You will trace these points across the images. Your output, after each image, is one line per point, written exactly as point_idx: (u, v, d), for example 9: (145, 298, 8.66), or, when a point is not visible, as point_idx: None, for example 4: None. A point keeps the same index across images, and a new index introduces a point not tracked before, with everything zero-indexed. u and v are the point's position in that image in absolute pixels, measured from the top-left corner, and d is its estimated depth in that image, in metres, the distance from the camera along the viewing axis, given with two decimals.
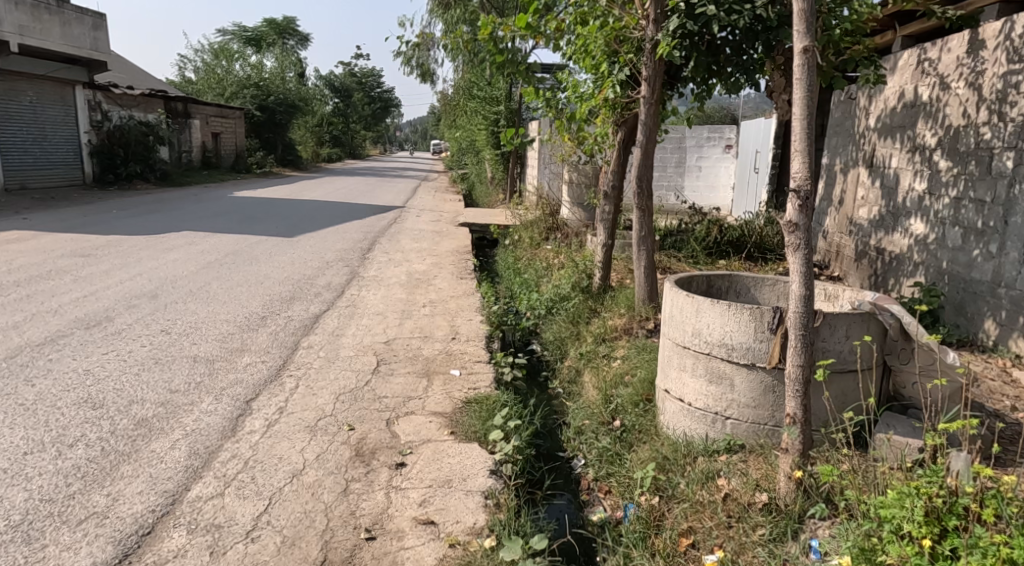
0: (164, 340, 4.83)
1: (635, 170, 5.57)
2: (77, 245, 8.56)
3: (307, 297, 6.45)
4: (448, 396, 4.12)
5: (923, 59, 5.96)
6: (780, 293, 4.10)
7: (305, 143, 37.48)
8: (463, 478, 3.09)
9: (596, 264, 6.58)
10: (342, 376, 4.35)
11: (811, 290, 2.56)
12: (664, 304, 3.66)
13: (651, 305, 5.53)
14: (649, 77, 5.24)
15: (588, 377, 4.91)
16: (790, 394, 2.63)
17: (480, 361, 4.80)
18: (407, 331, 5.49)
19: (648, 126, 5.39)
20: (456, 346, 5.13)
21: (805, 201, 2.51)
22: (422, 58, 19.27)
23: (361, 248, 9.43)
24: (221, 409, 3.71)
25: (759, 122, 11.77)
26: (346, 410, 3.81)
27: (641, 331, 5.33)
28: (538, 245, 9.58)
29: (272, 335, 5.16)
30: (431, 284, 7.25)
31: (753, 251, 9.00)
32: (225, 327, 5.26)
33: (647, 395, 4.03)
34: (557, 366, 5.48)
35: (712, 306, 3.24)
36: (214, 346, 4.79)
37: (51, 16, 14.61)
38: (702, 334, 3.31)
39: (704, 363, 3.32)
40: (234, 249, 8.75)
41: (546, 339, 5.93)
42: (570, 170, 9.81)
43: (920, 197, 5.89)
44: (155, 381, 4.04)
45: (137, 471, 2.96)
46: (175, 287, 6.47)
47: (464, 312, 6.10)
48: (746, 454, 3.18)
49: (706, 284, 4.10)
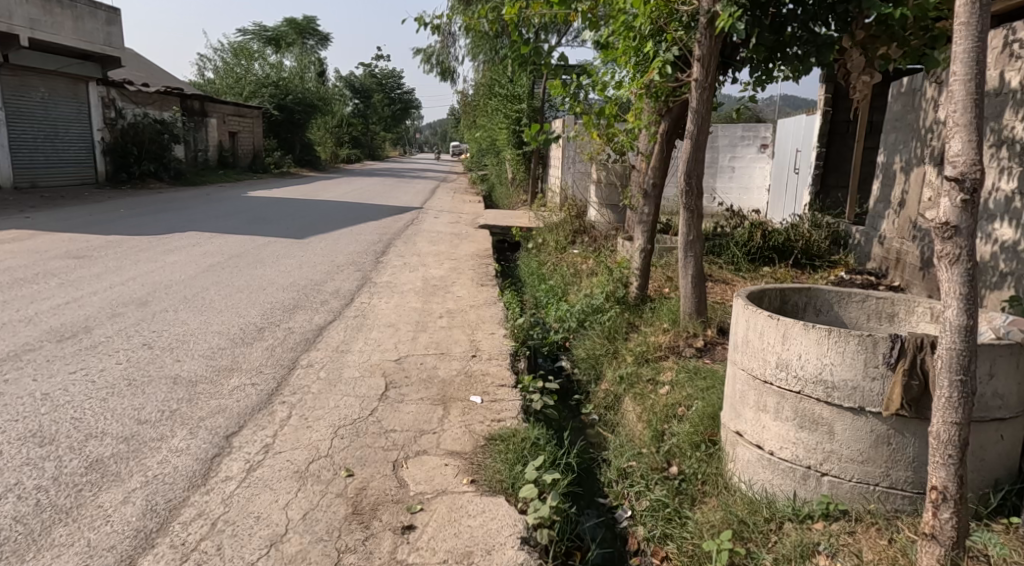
0: (145, 356, 4.22)
1: (684, 165, 4.86)
2: (74, 245, 8.03)
3: (312, 305, 5.82)
4: (468, 430, 3.46)
5: (1013, 40, 5.13)
6: (870, 312, 3.35)
7: (323, 143, 37.17)
8: (487, 551, 2.42)
9: (633, 271, 5.91)
10: (344, 404, 3.70)
11: (976, 320, 1.94)
12: (734, 328, 3.00)
13: (700, 319, 4.93)
14: (703, 58, 4.56)
15: (632, 405, 4.21)
16: (940, 462, 2.01)
17: (505, 386, 4.12)
18: (421, 347, 4.83)
19: (699, 114, 4.71)
20: (477, 366, 4.46)
21: (971, 196, 1.91)
22: (442, 55, 18.73)
23: (375, 251, 8.82)
24: (194, 447, 3.06)
25: (800, 120, 10.99)
26: (343, 450, 3.15)
27: (689, 350, 4.67)
28: (564, 248, 8.91)
29: (268, 350, 4.53)
30: (449, 291, 6.60)
31: (801, 258, 8.25)
32: (216, 341, 4.64)
33: (710, 433, 3.33)
34: (593, 389, 4.78)
35: (806, 332, 2.55)
36: (200, 364, 4.17)
37: (63, 10, 14.19)
38: (792, 367, 2.62)
39: (793, 404, 2.63)
40: (239, 251, 8.16)
41: (577, 356, 5.23)
42: (599, 169, 9.14)
43: (1008, 198, 5.07)
44: (123, 409, 3.41)
45: (73, 538, 2.33)
46: (169, 293, 5.88)
47: (486, 324, 5.44)
48: (852, 524, 2.49)
49: (780, 299, 3.41)
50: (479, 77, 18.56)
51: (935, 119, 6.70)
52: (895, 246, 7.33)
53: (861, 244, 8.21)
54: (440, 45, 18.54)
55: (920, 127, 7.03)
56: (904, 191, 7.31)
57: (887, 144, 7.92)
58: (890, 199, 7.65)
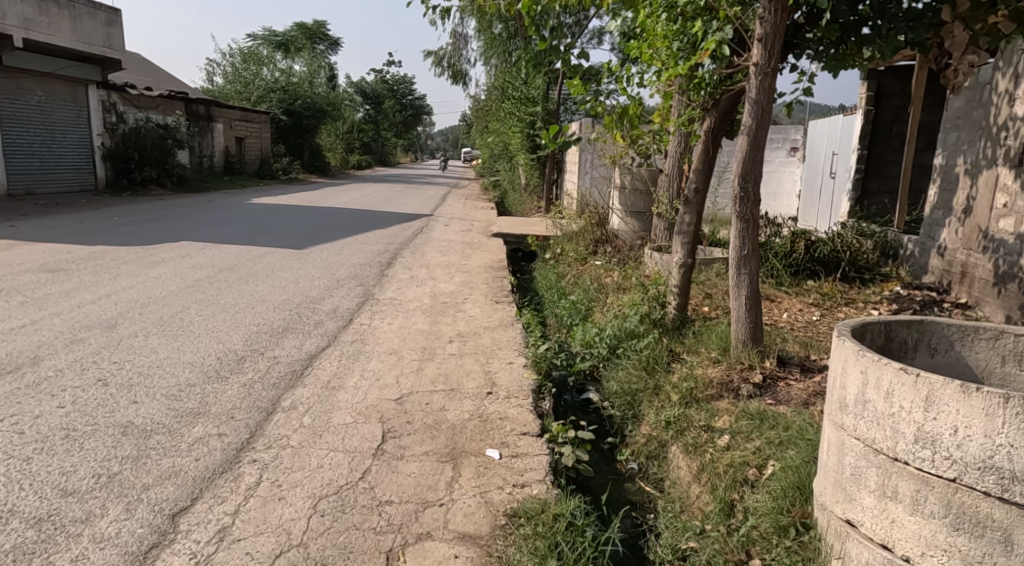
0: (95, 397, 3.49)
1: (738, 165, 4.11)
2: (53, 256, 7.37)
3: (304, 328, 5.09)
4: (485, 501, 2.75)
5: None
6: (1006, 352, 2.59)
7: (334, 149, 36.51)
8: None
9: (670, 288, 5.17)
10: (329, 464, 2.96)
11: None
12: (841, 380, 2.25)
13: (755, 349, 4.24)
14: (765, 37, 3.82)
15: (683, 459, 3.46)
16: None
17: (528, 435, 3.38)
18: (427, 381, 4.09)
19: (759, 105, 3.96)
20: (492, 408, 3.71)
21: None
22: (454, 57, 18.16)
23: (380, 263, 8.12)
24: (125, 533, 2.35)
25: (836, 119, 10.21)
26: (322, 535, 2.43)
27: (747, 387, 3.92)
28: (585, 259, 8.19)
29: (244, 388, 3.79)
30: (460, 310, 5.85)
31: (849, 271, 7.45)
32: (184, 376, 3.90)
33: (801, 513, 2.59)
34: (631, 433, 4.00)
35: (967, 397, 1.84)
36: (160, 407, 3.44)
37: (60, 9, 13.62)
38: (941, 443, 1.89)
39: (942, 495, 1.91)
40: (233, 263, 7.49)
41: (608, 389, 4.46)
42: (622, 173, 8.45)
43: None
44: (47, 474, 2.69)
45: None
46: (142, 313, 5.17)
47: (502, 352, 4.70)
48: None
49: (884, 335, 2.67)
50: (492, 80, 17.86)
51: (1011, 116, 5.93)
52: (959, 258, 6.57)
53: (916, 256, 7.44)
54: (451, 47, 18.03)
55: (990, 124, 6.26)
56: (969, 197, 6.52)
57: (947, 144, 7.13)
58: (951, 206, 6.86)
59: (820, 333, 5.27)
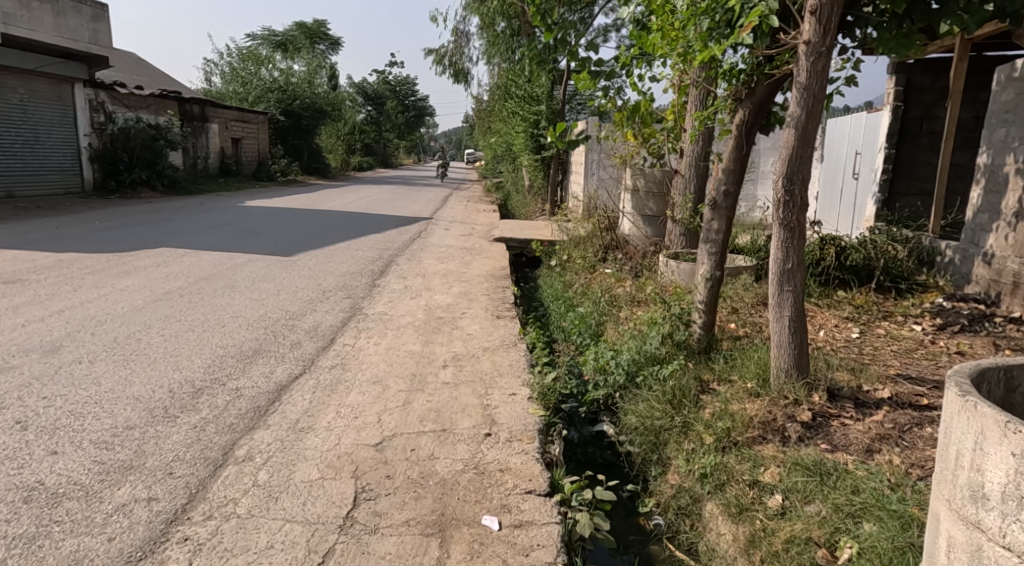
0: (4, 449, 2.85)
1: (783, 163, 3.46)
2: (14, 265, 6.76)
3: (278, 351, 4.46)
4: None
5: None
6: None
7: (335, 150, 35.90)
8: None
9: (694, 305, 4.49)
10: (282, 543, 2.32)
11: None
12: (974, 460, 1.72)
13: (801, 380, 3.61)
14: (820, 9, 3.19)
15: (724, 525, 2.84)
16: None
17: (534, 496, 2.74)
18: (415, 419, 3.45)
19: (810, 91, 3.32)
20: (490, 455, 3.07)
21: None
22: (455, 56, 17.57)
23: (372, 271, 7.48)
24: None
25: (858, 117, 9.53)
26: None
27: (795, 428, 3.27)
28: (594, 266, 7.55)
29: (193, 432, 3.14)
30: (457, 328, 5.20)
31: (884, 281, 6.78)
32: (125, 416, 3.27)
33: None
34: (656, 480, 3.39)
35: None
36: (83, 461, 2.80)
37: (43, 4, 12.96)
38: None
39: None
40: (209, 272, 6.85)
41: (627, 425, 3.81)
42: (634, 175, 7.82)
43: None
44: None
45: None
46: (94, 333, 4.55)
47: (503, 380, 4.05)
48: None
49: (1004, 386, 2.07)
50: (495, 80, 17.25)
51: None
52: (1010, 266, 5.91)
53: (956, 264, 6.75)
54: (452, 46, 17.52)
55: None
56: None
57: (993, 141, 6.47)
58: (999, 209, 6.20)
59: (863, 356, 4.58)
